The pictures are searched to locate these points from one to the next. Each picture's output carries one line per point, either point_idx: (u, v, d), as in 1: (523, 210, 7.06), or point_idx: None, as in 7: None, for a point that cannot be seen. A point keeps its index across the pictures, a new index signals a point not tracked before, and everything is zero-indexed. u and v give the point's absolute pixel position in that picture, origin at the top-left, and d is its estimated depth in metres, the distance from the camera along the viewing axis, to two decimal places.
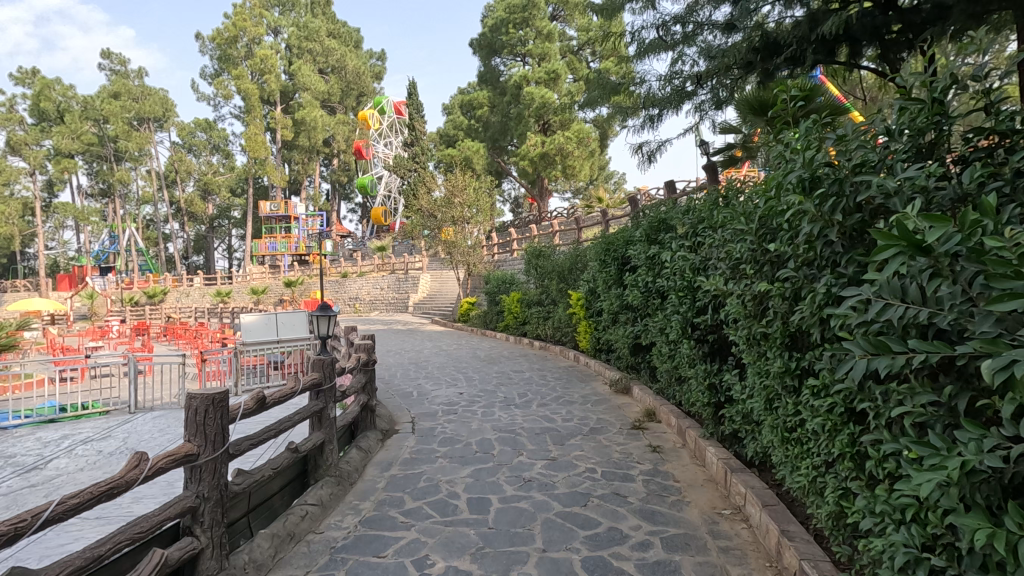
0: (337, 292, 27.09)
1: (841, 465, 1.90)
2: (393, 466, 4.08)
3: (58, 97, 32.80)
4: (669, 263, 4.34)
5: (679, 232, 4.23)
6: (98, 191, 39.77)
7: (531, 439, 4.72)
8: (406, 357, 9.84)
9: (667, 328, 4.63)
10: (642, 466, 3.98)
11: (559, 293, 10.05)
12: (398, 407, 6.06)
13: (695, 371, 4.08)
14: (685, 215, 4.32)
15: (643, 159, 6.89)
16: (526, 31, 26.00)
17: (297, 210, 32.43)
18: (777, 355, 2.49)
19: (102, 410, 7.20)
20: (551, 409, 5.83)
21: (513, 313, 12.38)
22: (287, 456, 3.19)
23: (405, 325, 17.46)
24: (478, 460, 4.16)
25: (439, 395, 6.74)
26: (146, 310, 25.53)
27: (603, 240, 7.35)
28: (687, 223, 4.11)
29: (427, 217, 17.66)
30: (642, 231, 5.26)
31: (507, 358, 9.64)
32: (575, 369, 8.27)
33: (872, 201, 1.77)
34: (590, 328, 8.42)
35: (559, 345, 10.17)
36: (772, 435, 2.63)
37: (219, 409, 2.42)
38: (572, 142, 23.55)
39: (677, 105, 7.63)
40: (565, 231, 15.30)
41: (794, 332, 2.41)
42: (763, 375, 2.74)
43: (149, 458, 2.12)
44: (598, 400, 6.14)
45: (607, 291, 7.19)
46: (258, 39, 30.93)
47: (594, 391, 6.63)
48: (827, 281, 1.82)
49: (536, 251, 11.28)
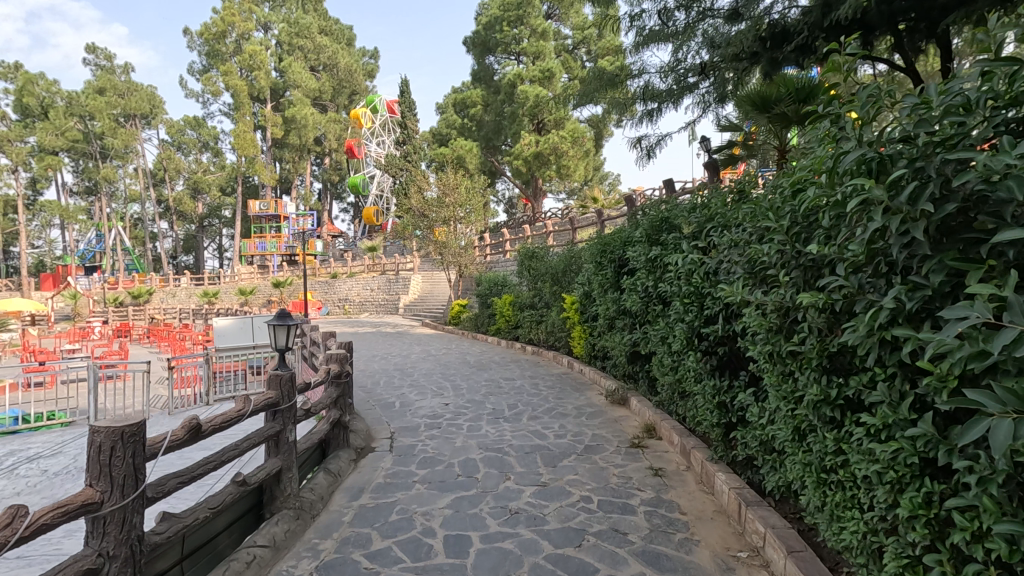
0: (327, 293, 26.56)
1: (913, 532, 1.47)
2: (363, 493, 3.62)
3: (42, 92, 32.07)
4: (673, 267, 3.93)
5: (685, 232, 3.82)
6: (83, 189, 39.02)
7: (519, 460, 4.28)
8: (392, 363, 9.36)
9: (670, 337, 4.21)
10: (643, 494, 3.54)
11: (553, 296, 9.62)
12: (377, 421, 5.59)
13: (702, 387, 3.67)
14: (691, 212, 3.91)
15: (642, 155, 6.51)
16: (521, 29, 25.60)
17: (287, 210, 31.88)
18: (812, 379, 2.07)
19: (63, 421, 6.71)
20: (542, 423, 5.39)
21: (505, 316, 11.94)
22: (232, 492, 2.72)
23: (395, 327, 17.00)
24: (459, 487, 3.72)
25: (423, 405, 6.30)
26: (130, 311, 24.91)
27: (599, 241, 6.94)
28: (694, 221, 3.69)
29: (418, 217, 17.19)
30: (642, 231, 4.85)
31: (498, 363, 9.20)
32: (568, 376, 7.84)
33: (964, 189, 1.34)
34: (584, 333, 8.00)
35: (552, 351, 9.74)
36: (803, 472, 2.21)
37: (131, 446, 1.96)
38: (566, 142, 23.24)
39: (678, 100, 7.34)
40: (559, 232, 14.92)
41: (834, 353, 2.00)
42: (790, 399, 2.33)
43: (29, 514, 1.66)
44: (594, 413, 5.72)
45: (602, 294, 6.79)
46: (247, 35, 30.37)
47: (589, 402, 6.20)
48: (899, 293, 1.40)
49: (529, 252, 10.88)
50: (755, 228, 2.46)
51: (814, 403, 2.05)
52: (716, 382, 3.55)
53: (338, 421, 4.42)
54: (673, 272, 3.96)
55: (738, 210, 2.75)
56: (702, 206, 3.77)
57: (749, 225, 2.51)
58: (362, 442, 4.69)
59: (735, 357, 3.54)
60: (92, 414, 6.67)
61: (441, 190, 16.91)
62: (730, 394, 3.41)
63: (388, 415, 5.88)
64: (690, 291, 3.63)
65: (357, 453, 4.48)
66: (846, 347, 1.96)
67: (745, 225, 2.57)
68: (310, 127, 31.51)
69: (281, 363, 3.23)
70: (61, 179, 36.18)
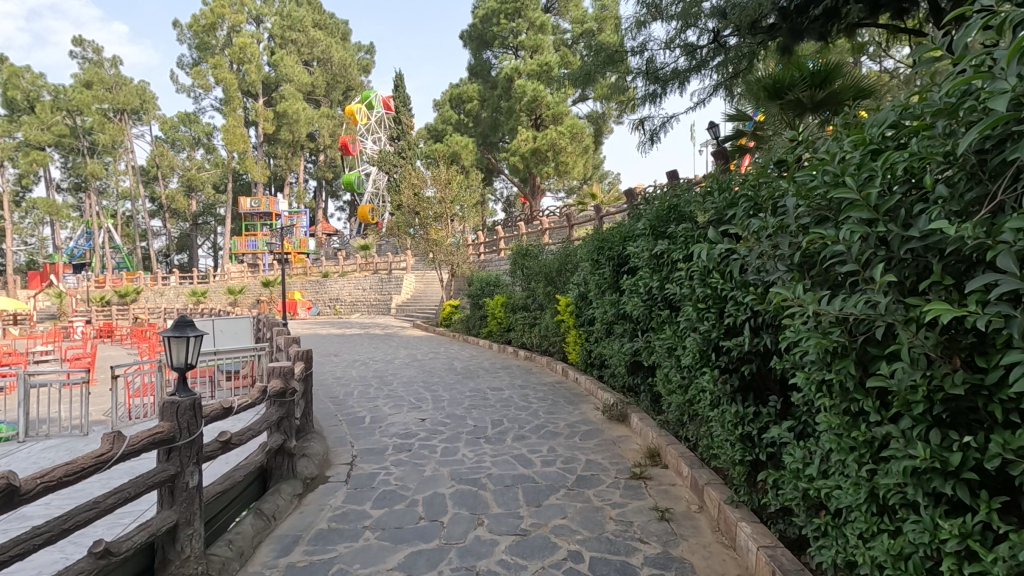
0: (318, 293, 25.81)
1: None
2: (298, 545, 2.91)
3: (28, 86, 31.35)
4: (685, 263, 3.23)
5: (700, 222, 3.11)
6: (73, 185, 38.16)
7: (496, 497, 3.55)
8: (370, 370, 8.62)
9: (680, 348, 3.51)
10: (647, 549, 2.81)
11: (546, 296, 8.89)
12: (339, 442, 4.87)
13: (718, 411, 2.98)
14: (706, 197, 3.20)
15: (645, 141, 5.79)
16: (518, 22, 24.79)
17: (279, 208, 31.11)
18: (912, 430, 1.36)
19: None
20: (528, 445, 4.67)
21: (496, 318, 11.22)
22: (84, 568, 1.99)
23: (384, 329, 16.29)
24: (418, 537, 2.99)
25: (395, 420, 5.58)
26: (114, 311, 24.16)
27: (596, 236, 6.23)
28: (711, 207, 3.00)
29: (410, 214, 16.38)
30: (645, 223, 4.13)
31: (486, 370, 8.45)
32: (562, 385, 7.14)
33: None
34: (580, 339, 7.30)
35: (546, 356, 9.01)
36: (888, 560, 1.49)
37: None
38: (565, 137, 22.51)
39: (683, 81, 6.60)
40: (555, 229, 14.21)
41: (955, 396, 1.28)
42: (856, 448, 1.65)
43: None
44: (588, 432, 4.99)
45: (600, 296, 6.08)
46: (238, 28, 29.61)
47: (584, 418, 5.47)
48: None
49: (522, 250, 10.14)
50: (811, 208, 1.76)
51: (913, 469, 1.36)
52: (738, 408, 2.85)
53: (281, 447, 3.70)
54: (685, 270, 3.27)
55: (780, 187, 2.05)
56: (722, 187, 3.07)
57: (798, 200, 1.81)
58: (314, 470, 3.98)
59: (763, 376, 2.85)
60: (26, 428, 5.97)
61: (434, 185, 16.15)
62: (757, 424, 2.72)
63: (353, 432, 5.18)
64: (707, 293, 2.92)
65: (304, 486, 3.76)
66: (977, 388, 1.26)
67: (788, 202, 1.87)
68: (303, 122, 30.73)
69: (184, 386, 2.52)
70: (49, 175, 35.48)
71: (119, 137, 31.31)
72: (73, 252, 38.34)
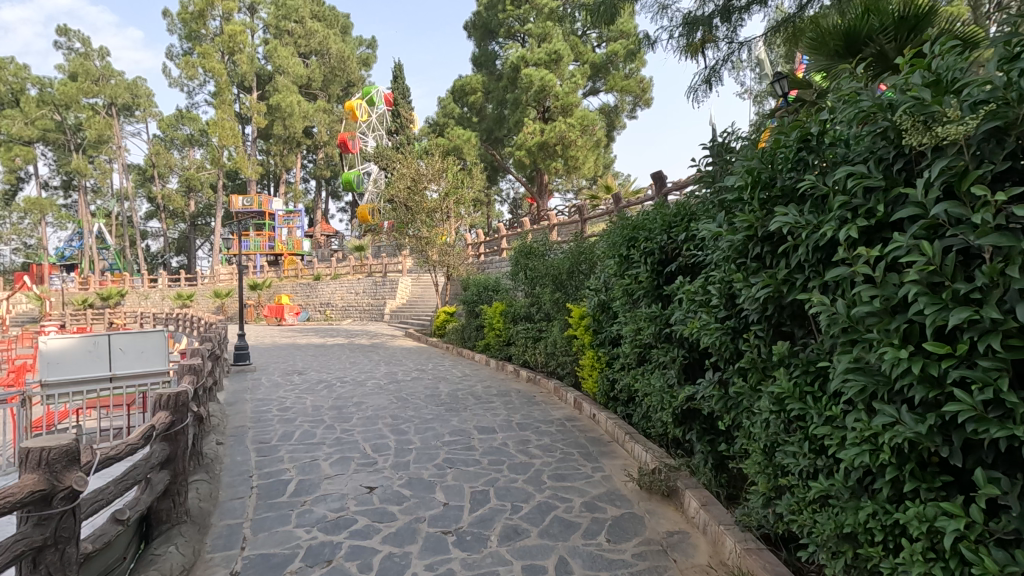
0: (310, 296, 24.15)
1: None
2: None
3: (10, 78, 30.02)
4: (894, 243, 1.41)
5: (934, 142, 1.31)
6: (62, 183, 36.74)
7: None
8: (333, 397, 6.81)
9: (844, 430, 1.67)
10: None
11: (554, 307, 7.07)
12: (227, 540, 3.07)
13: None
14: (925, 95, 1.38)
15: (699, 84, 4.29)
16: (526, 8, 22.96)
17: (272, 207, 29.56)
18: None
19: None
20: (523, 557, 2.83)
21: (495, 329, 9.37)
22: None
23: (372, 338, 14.51)
24: None
25: (332, 489, 3.78)
26: (90, 314, 22.58)
27: (624, 224, 4.47)
28: (982, 107, 1.22)
29: (401, 210, 14.58)
30: (734, 176, 2.25)
31: (478, 399, 6.62)
32: (574, 425, 5.35)
33: None
34: (598, 365, 5.49)
35: (553, 379, 7.21)
36: None
37: None
38: (575, 130, 20.66)
39: (740, 13, 4.75)
40: (563, 227, 12.39)
41: None
42: None
43: None
44: (619, 524, 3.19)
45: (630, 309, 4.31)
46: (230, 16, 27.86)
47: (610, 491, 3.69)
48: None
49: (524, 249, 8.35)
50: None
51: None
52: None
53: None
54: (868, 259, 1.50)
55: None
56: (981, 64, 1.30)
57: None
58: None
59: None
60: None
61: (432, 178, 14.43)
62: None
63: (257, 515, 3.39)
64: (982, 317, 1.18)
65: None
66: None
67: None
68: (297, 116, 29.10)
69: None
70: (39, 173, 34.22)
71: (108, 132, 29.89)
72: (64, 253, 36.91)
